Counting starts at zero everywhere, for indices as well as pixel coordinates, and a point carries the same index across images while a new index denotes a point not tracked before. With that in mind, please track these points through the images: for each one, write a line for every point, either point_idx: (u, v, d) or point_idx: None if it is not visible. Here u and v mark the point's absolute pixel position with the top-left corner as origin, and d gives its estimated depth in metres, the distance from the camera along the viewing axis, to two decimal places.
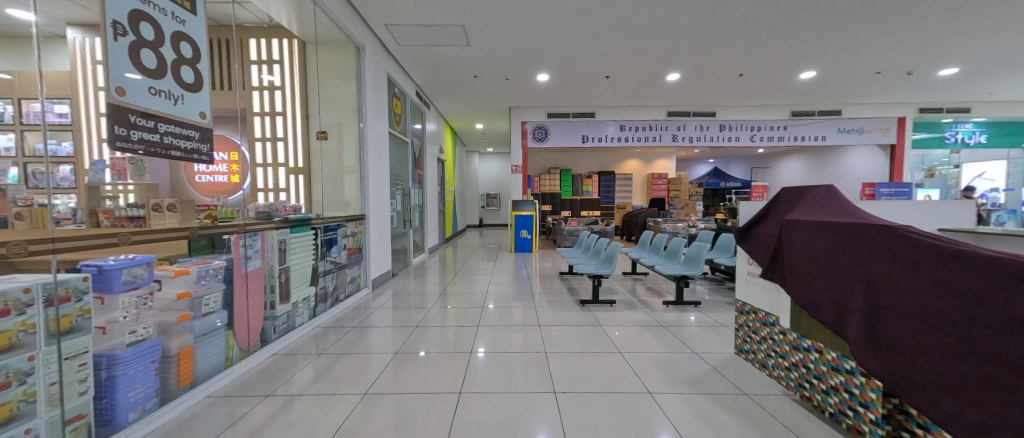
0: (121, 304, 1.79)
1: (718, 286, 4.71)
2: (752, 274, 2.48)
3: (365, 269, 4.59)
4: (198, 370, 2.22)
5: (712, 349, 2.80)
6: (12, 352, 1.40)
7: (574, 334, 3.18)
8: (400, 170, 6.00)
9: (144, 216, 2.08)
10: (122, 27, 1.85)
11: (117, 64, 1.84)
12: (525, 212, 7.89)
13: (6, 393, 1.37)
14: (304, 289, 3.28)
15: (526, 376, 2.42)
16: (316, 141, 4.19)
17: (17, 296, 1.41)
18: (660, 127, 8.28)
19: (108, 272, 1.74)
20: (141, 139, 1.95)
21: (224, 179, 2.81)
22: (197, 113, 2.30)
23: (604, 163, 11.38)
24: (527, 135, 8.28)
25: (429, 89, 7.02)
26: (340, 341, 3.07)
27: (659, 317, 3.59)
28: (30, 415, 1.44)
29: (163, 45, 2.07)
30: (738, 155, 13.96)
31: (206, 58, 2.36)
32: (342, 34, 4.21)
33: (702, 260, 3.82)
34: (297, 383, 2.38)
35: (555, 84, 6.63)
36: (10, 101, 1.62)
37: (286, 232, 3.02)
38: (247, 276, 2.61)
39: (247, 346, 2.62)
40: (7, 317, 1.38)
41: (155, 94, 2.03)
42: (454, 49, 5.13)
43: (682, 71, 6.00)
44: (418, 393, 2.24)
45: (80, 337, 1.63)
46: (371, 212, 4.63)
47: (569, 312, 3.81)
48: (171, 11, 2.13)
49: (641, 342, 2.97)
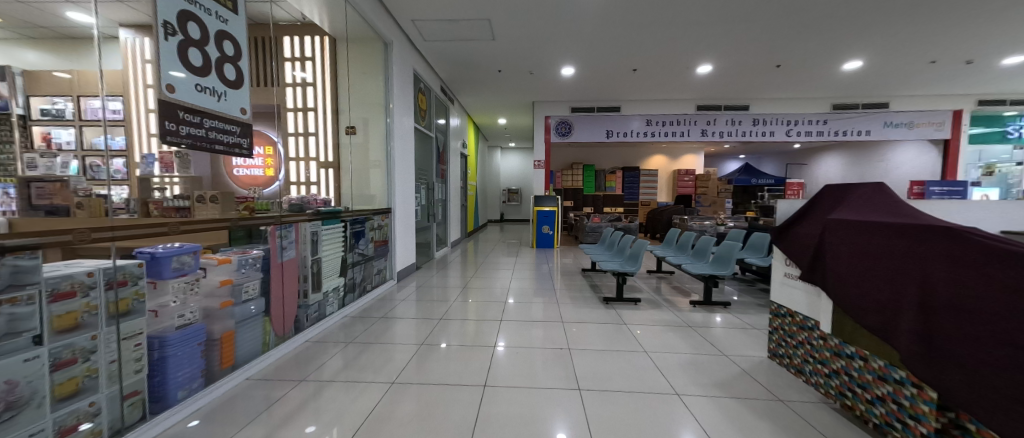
0: (171, 289, 1.92)
1: (749, 287, 4.54)
2: (788, 276, 2.38)
3: (391, 262, 4.70)
4: (238, 353, 2.34)
5: (743, 352, 2.71)
6: (78, 331, 1.52)
7: (597, 331, 3.15)
8: (424, 165, 6.10)
9: (189, 207, 2.18)
10: (172, 27, 1.95)
11: (166, 63, 1.93)
12: (547, 208, 7.86)
13: (72, 369, 1.49)
14: (333, 280, 3.39)
15: (549, 373, 2.42)
16: (345, 137, 4.26)
17: (82, 279, 1.53)
18: (688, 121, 8.01)
19: (160, 259, 1.87)
20: (187, 134, 2.04)
21: (258, 172, 3.01)
22: (238, 109, 2.40)
23: (628, 159, 11.14)
24: (551, 130, 8.19)
25: (453, 84, 7.08)
26: (367, 331, 3.16)
27: (685, 317, 3.50)
28: (93, 390, 1.57)
29: (208, 43, 2.17)
30: (771, 151, 13.37)
31: (246, 56, 2.45)
32: (371, 30, 4.31)
33: (732, 260, 3.68)
34: (328, 370, 2.47)
35: (581, 78, 6.51)
36: (70, 98, 1.83)
37: (317, 224, 3.11)
38: (283, 266, 2.72)
39: (282, 332, 2.74)
40: (72, 299, 1.50)
41: (199, 91, 2.13)
42: (480, 43, 5.13)
43: (713, 62, 5.76)
44: (442, 385, 2.28)
45: (136, 319, 1.75)
46: (397, 205, 4.75)
47: (592, 309, 3.77)
48: (215, 10, 2.22)
49: (667, 342, 2.90)
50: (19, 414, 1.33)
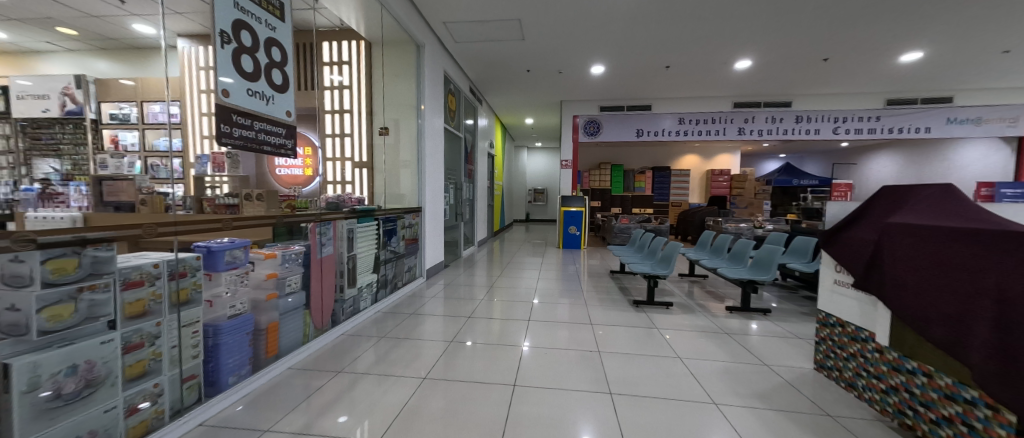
0: (224, 281, 2.05)
1: (790, 294, 4.29)
2: (838, 283, 2.24)
3: (420, 259, 4.81)
4: (281, 343, 2.47)
5: (785, 362, 2.56)
6: (145, 317, 1.65)
7: (626, 334, 3.08)
8: (453, 165, 6.19)
9: (237, 205, 2.34)
10: (227, 35, 2.06)
11: (222, 69, 2.05)
12: (574, 208, 7.78)
13: (139, 352, 1.62)
14: (367, 276, 3.50)
15: (578, 375, 2.39)
16: (378, 137, 4.43)
17: (149, 270, 1.66)
18: (725, 119, 7.67)
19: (215, 253, 2.01)
20: (240, 136, 2.16)
21: (299, 172, 3.34)
22: (283, 111, 2.53)
23: (658, 159, 10.83)
24: (578, 129, 8.09)
25: (482, 84, 7.14)
26: (398, 327, 3.25)
27: (721, 323, 3.36)
28: (157, 372, 1.70)
29: (258, 50, 2.29)
30: (814, 150, 12.57)
31: (291, 61, 2.58)
32: (405, 34, 4.35)
33: (774, 265, 3.49)
34: (361, 363, 2.55)
35: (611, 76, 6.39)
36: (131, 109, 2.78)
37: (353, 222, 3.23)
38: (322, 261, 2.85)
39: (321, 324, 2.86)
40: (140, 288, 1.63)
41: (251, 95, 2.25)
42: (509, 43, 5.14)
43: (753, 57, 5.48)
44: (471, 382, 2.31)
45: (194, 308, 1.88)
46: (427, 205, 4.83)
47: (621, 312, 3.69)
48: (264, 19, 2.34)
49: (702, 349, 2.79)
50: (96, 392, 1.46)
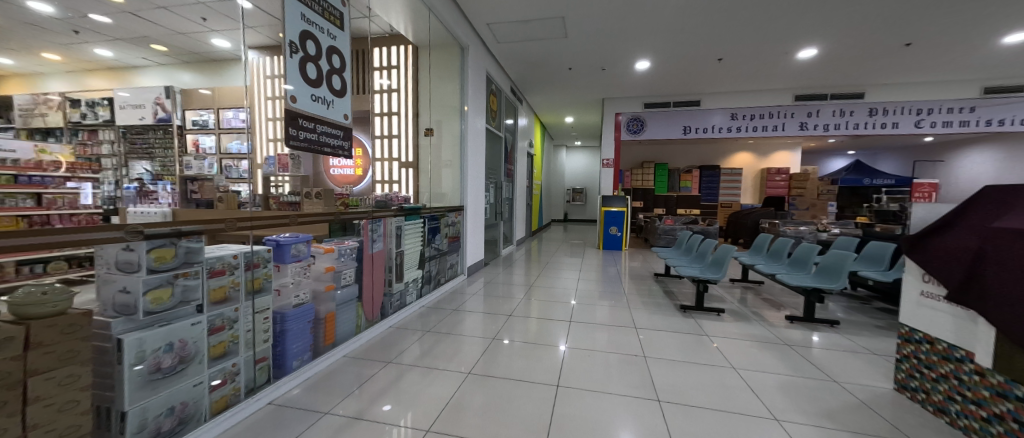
0: (290, 272, 2.23)
1: (862, 305, 3.90)
2: (927, 295, 2.00)
3: (462, 257, 4.91)
4: (337, 332, 2.64)
5: (859, 380, 2.32)
6: (226, 303, 1.83)
7: (673, 340, 2.96)
8: (493, 164, 6.27)
9: (298, 202, 2.64)
10: (296, 45, 2.23)
11: (291, 77, 2.21)
12: (615, 208, 7.58)
13: (221, 334, 1.80)
14: (413, 271, 3.64)
15: (622, 378, 2.33)
16: (424, 138, 4.61)
17: (229, 260, 1.83)
18: (784, 113, 7.12)
19: (283, 246, 2.19)
20: (305, 138, 2.33)
21: (350, 172, 3.68)
22: (341, 115, 2.69)
23: (707, 157, 10.27)
24: (621, 127, 7.87)
25: (522, 84, 7.16)
26: (442, 322, 3.34)
27: (781, 334, 3.12)
28: (235, 353, 1.88)
29: (321, 57, 2.45)
30: (890, 147, 11.30)
31: (349, 67, 2.74)
32: (450, 37, 4.43)
33: (844, 273, 3.18)
34: (408, 356, 2.65)
35: (657, 71, 6.13)
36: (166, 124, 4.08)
37: (401, 220, 3.37)
38: (373, 256, 3.00)
39: (372, 316, 3.02)
40: (223, 276, 1.80)
41: (314, 100, 2.41)
42: (553, 42, 5.10)
43: (820, 45, 5.02)
44: (513, 379, 2.33)
45: (265, 297, 2.05)
46: (469, 203, 4.91)
47: (667, 317, 3.55)
48: (326, 29, 2.50)
49: (760, 361, 2.60)
50: (188, 367, 1.64)
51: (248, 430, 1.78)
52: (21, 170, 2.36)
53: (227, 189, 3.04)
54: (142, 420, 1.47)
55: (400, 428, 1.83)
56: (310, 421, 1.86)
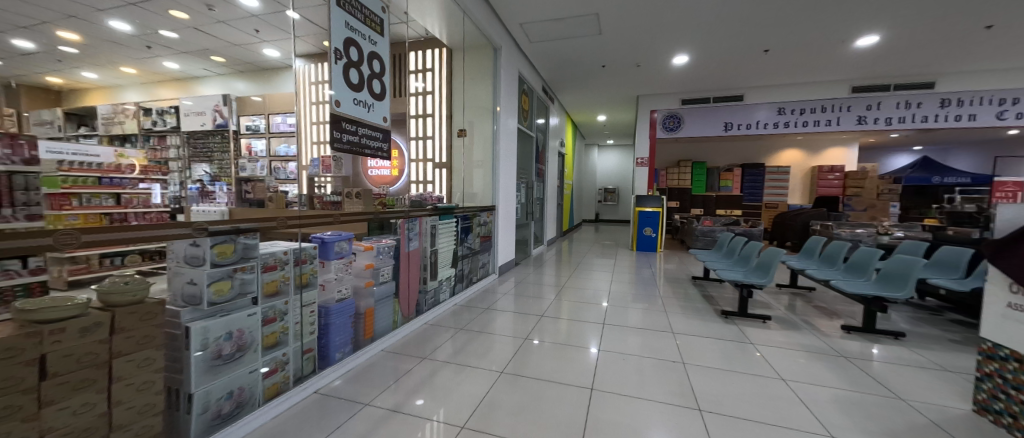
0: (334, 268, 2.34)
1: (932, 317, 3.53)
2: (1015, 308, 1.78)
3: (494, 256, 4.96)
4: (376, 328, 2.74)
5: (930, 399, 2.10)
6: (278, 296, 1.95)
7: (713, 347, 2.82)
8: (525, 164, 6.28)
9: (340, 201, 2.74)
10: (340, 52, 2.33)
11: (335, 82, 2.32)
12: (649, 209, 7.35)
13: (273, 326, 1.92)
14: (446, 270, 3.71)
15: (658, 384, 2.26)
16: (457, 139, 4.69)
17: (280, 256, 1.95)
18: (838, 107, 6.61)
19: (327, 243, 2.30)
20: (347, 140, 2.44)
21: (387, 173, 3.80)
22: (380, 117, 2.79)
23: (750, 155, 9.71)
24: (657, 125, 7.62)
25: (554, 83, 7.11)
26: (474, 321, 3.38)
27: (836, 345, 2.88)
28: (284, 343, 2.00)
29: (362, 63, 2.55)
30: (966, 141, 10.15)
31: (388, 71, 2.83)
32: (483, 38, 4.47)
33: (910, 280, 2.90)
34: (442, 353, 2.70)
35: (696, 65, 5.87)
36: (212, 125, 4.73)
37: (436, 219, 3.45)
38: (409, 254, 3.09)
39: (407, 313, 3.11)
40: (274, 270, 1.92)
41: (356, 104, 2.52)
42: (586, 39, 5.02)
43: (882, 32, 4.60)
44: (545, 380, 2.31)
45: (311, 291, 2.17)
46: (501, 203, 4.94)
47: (707, 322, 3.39)
48: (368, 35, 2.61)
49: (811, 372, 2.43)
50: (244, 355, 1.76)
51: (296, 417, 1.89)
52: (104, 172, 2.73)
53: (277, 189, 3.26)
54: (205, 402, 1.59)
55: (436, 423, 1.87)
56: (352, 412, 1.95)
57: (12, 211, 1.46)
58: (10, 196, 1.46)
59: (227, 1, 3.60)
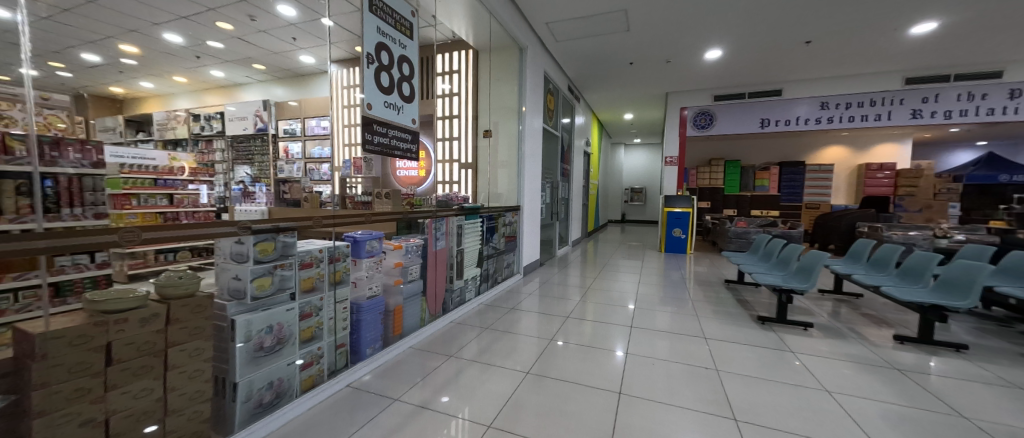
0: (365, 266, 2.42)
1: (1000, 329, 3.21)
2: None
3: (518, 257, 4.96)
4: (404, 325, 2.80)
5: (999, 419, 1.91)
6: (313, 292, 2.03)
7: (749, 354, 2.69)
8: (550, 164, 6.24)
9: (370, 201, 2.81)
10: (372, 56, 2.40)
11: (368, 86, 2.39)
12: (679, 209, 7.12)
13: (309, 320, 2.00)
14: (472, 269, 3.75)
15: (691, 392, 2.17)
16: (483, 139, 4.73)
17: (316, 254, 2.04)
18: (888, 100, 6.17)
19: (359, 242, 2.37)
20: (378, 142, 2.51)
21: (414, 173, 3.93)
22: (409, 119, 2.85)
23: (788, 152, 9.21)
24: (687, 122, 7.37)
25: (580, 82, 7.02)
26: (499, 320, 3.40)
27: (887, 356, 2.68)
28: (319, 338, 2.08)
29: (393, 66, 2.61)
30: None
31: (417, 74, 2.89)
32: (509, 38, 4.48)
33: (974, 288, 2.65)
34: (468, 351, 2.73)
35: (730, 60, 5.62)
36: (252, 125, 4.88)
37: (462, 219, 3.49)
38: (436, 253, 3.15)
39: (434, 311, 3.16)
40: (310, 268, 2.01)
41: (387, 107, 2.59)
42: (614, 36, 4.93)
43: (941, 17, 4.23)
44: (571, 383, 2.28)
45: (344, 288, 2.25)
46: (526, 203, 4.93)
47: (742, 328, 3.23)
48: (398, 39, 2.67)
49: (859, 384, 2.27)
50: (284, 347, 1.85)
51: (330, 409, 1.96)
52: (159, 174, 2.95)
53: (312, 189, 3.40)
54: (248, 391, 1.69)
55: (462, 421, 1.89)
56: (381, 406, 2.00)
57: (82, 210, 1.60)
58: (81, 197, 1.61)
59: (268, 11, 3.80)
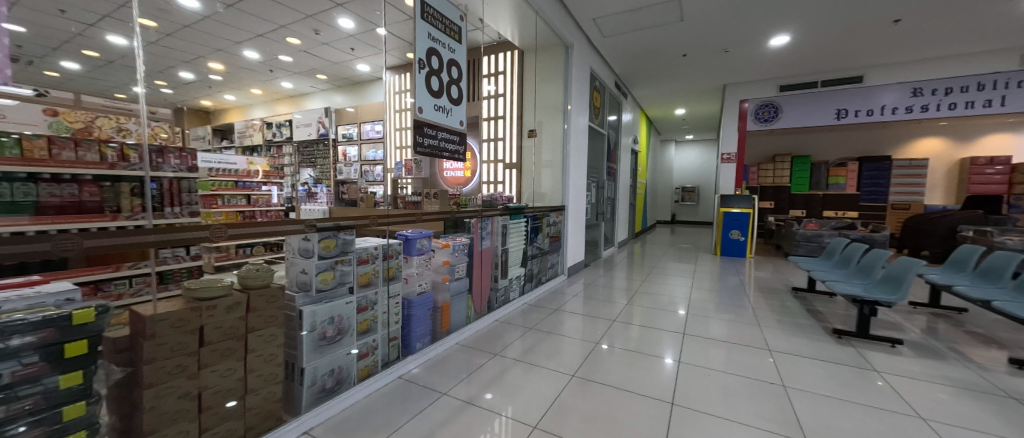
0: (415, 263, 2.52)
1: None
2: None
3: (563, 257, 4.90)
4: (451, 321, 2.89)
5: None
6: (369, 287, 2.16)
7: (822, 371, 2.42)
8: (595, 163, 6.10)
9: (420, 201, 2.93)
10: (423, 62, 2.50)
11: (419, 90, 2.49)
12: (737, 209, 6.62)
13: (365, 314, 2.13)
14: (517, 269, 3.76)
15: (753, 408, 2.00)
16: (528, 139, 4.74)
17: (371, 251, 2.16)
18: (1001, 83, 5.32)
19: (410, 240, 2.49)
20: (428, 144, 2.60)
21: (460, 174, 4.00)
22: (457, 121, 2.93)
23: (869, 146, 8.19)
24: (747, 116, 6.82)
25: (627, 77, 6.78)
26: (544, 321, 3.37)
27: (1001, 382, 2.28)
28: (374, 330, 2.20)
29: (442, 71, 2.69)
30: None
31: (465, 77, 2.96)
32: (555, 37, 4.45)
33: None
34: (513, 350, 2.74)
35: (799, 46, 5.11)
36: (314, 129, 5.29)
37: (507, 218, 3.52)
38: (482, 253, 3.21)
39: (479, 309, 3.22)
40: (367, 264, 2.13)
41: (436, 110, 2.68)
42: (665, 28, 4.70)
43: None
44: (619, 389, 2.21)
45: (396, 284, 2.36)
46: (570, 203, 4.86)
47: (813, 341, 2.93)
48: (447, 44, 2.75)
49: (963, 413, 1.95)
50: (343, 338, 1.98)
51: (384, 398, 2.07)
52: (239, 177, 3.32)
53: (367, 190, 3.62)
54: (314, 376, 1.83)
55: (508, 420, 1.89)
56: (431, 399, 2.07)
57: (180, 210, 1.81)
58: (178, 198, 1.82)
59: (329, 24, 4.12)
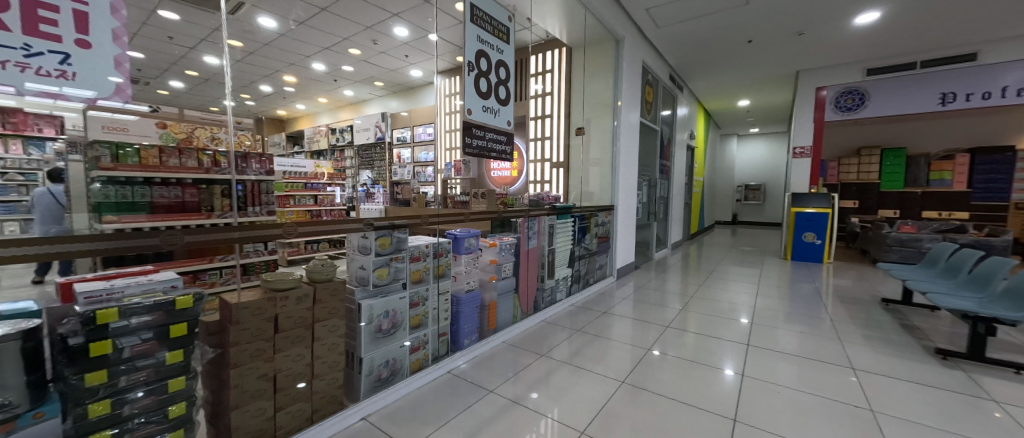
0: (464, 261, 2.59)
1: None
2: None
3: (612, 258, 4.75)
4: (498, 320, 2.92)
5: None
6: (421, 283, 2.25)
7: (920, 397, 2.09)
8: (647, 160, 5.83)
9: (468, 201, 2.99)
10: (472, 64, 2.55)
11: (468, 92, 2.54)
12: (813, 209, 5.94)
13: (417, 309, 2.22)
14: (563, 269, 3.71)
15: (832, 433, 1.78)
16: (575, 137, 4.66)
17: (423, 249, 2.25)
18: None
19: (459, 238, 2.54)
20: (476, 145, 2.64)
21: (507, 174, 4.07)
22: (505, 122, 2.95)
23: (985, 135, 6.93)
24: (826, 104, 6.10)
25: (683, 69, 6.39)
26: (592, 324, 3.29)
27: None
28: (425, 325, 2.29)
29: (490, 72, 2.73)
30: None
31: (513, 77, 2.97)
32: (604, 31, 4.31)
33: None
34: (559, 352, 2.71)
35: (893, 22, 4.45)
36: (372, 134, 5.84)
37: (554, 218, 3.49)
38: (528, 252, 3.21)
39: (525, 309, 3.22)
40: (418, 261, 2.22)
41: (484, 111, 2.72)
42: (728, 13, 4.35)
43: None
44: (672, 400, 2.08)
45: (446, 281, 2.43)
46: (620, 203, 4.68)
47: (909, 361, 2.54)
48: (496, 45, 2.78)
49: None
50: (397, 331, 2.09)
51: (433, 391, 2.15)
52: (308, 178, 3.66)
53: (420, 190, 3.79)
54: (371, 366, 1.95)
55: (553, 422, 1.87)
56: (477, 395, 2.11)
57: (260, 209, 1.99)
58: (259, 198, 2.03)
59: (386, 34, 4.38)
